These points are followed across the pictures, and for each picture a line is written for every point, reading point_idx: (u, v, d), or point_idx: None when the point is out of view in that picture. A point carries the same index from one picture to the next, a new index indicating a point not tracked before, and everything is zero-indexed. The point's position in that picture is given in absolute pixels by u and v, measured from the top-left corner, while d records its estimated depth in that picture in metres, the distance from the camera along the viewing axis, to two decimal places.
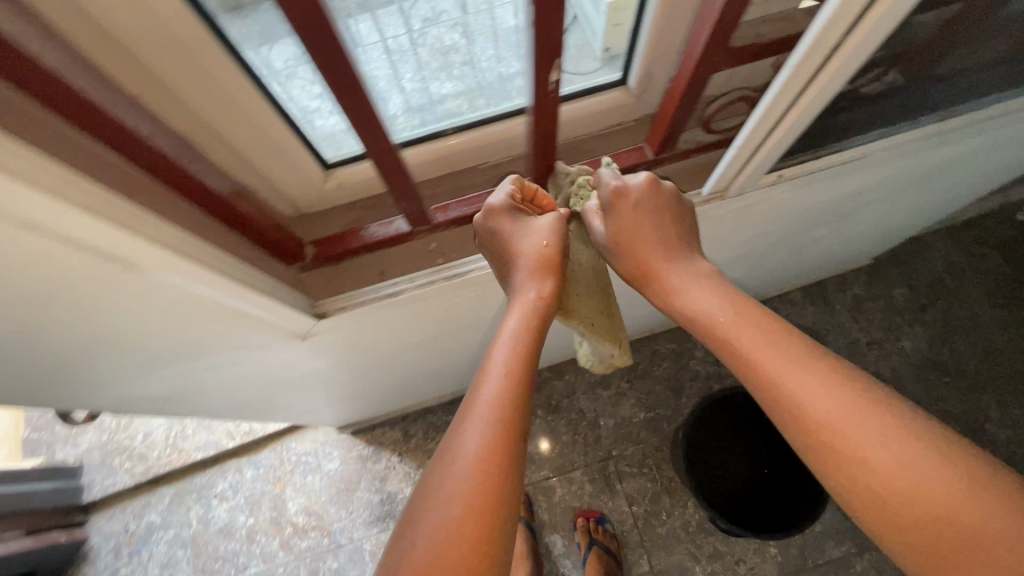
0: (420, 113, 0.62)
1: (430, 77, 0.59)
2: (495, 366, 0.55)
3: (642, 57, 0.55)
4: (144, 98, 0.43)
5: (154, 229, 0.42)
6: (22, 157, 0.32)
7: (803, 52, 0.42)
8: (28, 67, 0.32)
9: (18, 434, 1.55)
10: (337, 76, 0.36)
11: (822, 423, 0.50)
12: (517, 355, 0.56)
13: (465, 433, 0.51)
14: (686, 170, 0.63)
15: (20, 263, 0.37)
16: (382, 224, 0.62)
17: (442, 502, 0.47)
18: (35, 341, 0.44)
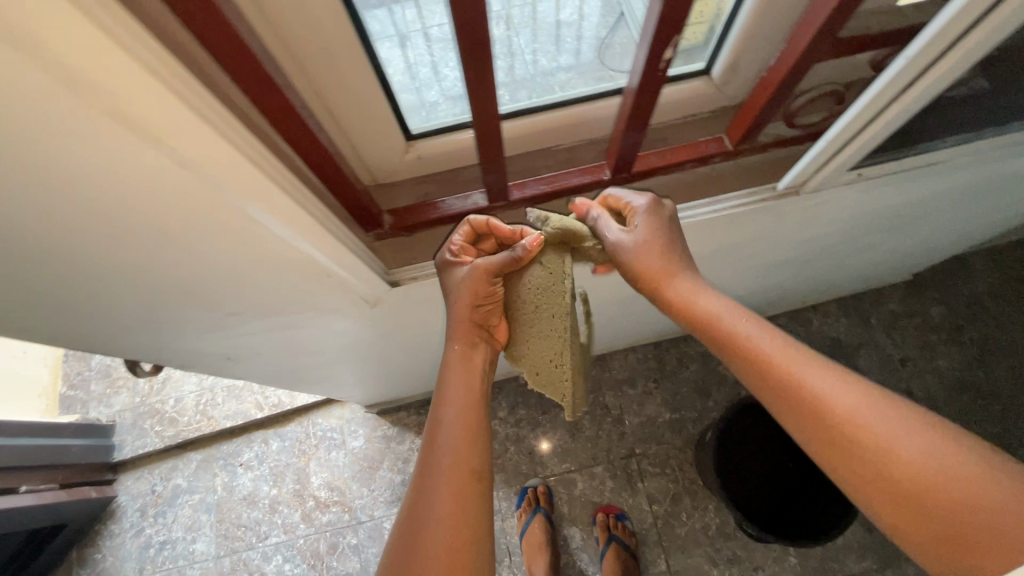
0: (460, 102, 0.61)
1: (471, 66, 0.58)
2: (448, 414, 0.60)
3: (734, 46, 0.55)
4: (288, 59, 0.44)
5: (293, 189, 0.42)
6: (210, 101, 0.32)
7: (916, 45, 0.42)
8: (224, 34, 0.32)
9: (56, 389, 1.59)
10: (473, 43, 0.36)
11: (840, 415, 0.51)
12: (467, 403, 0.62)
13: (437, 476, 0.56)
14: (762, 165, 0.63)
15: (185, 212, 0.37)
16: (459, 198, 0.63)
17: (417, 543, 0.52)
18: (140, 285, 0.45)
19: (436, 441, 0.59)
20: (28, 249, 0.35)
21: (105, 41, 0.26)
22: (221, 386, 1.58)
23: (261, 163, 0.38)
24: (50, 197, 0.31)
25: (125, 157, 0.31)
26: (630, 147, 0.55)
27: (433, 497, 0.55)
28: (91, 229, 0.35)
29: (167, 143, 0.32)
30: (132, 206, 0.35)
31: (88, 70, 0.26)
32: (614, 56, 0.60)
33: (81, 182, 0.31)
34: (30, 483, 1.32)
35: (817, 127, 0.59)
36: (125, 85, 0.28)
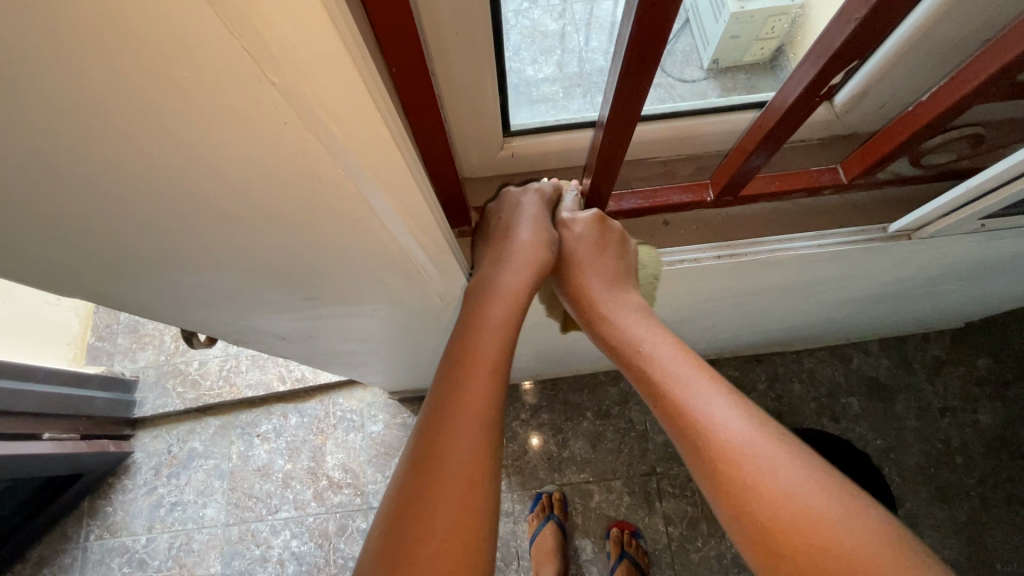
0: (514, 94, 0.57)
1: (529, 59, 0.55)
2: (475, 373, 0.52)
3: (870, 76, 0.52)
4: (428, 37, 0.43)
5: (418, 190, 0.41)
6: (381, 92, 0.31)
7: None
8: (402, 13, 0.31)
9: (84, 339, 1.59)
10: (649, 29, 0.35)
11: (722, 451, 0.47)
12: (492, 364, 0.53)
13: (445, 446, 0.47)
14: (867, 203, 0.61)
15: (301, 205, 0.35)
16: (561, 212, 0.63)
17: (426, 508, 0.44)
18: (234, 261, 0.42)
19: (448, 406, 0.50)
20: (147, 212, 0.33)
21: (319, 13, 0.23)
22: (246, 355, 1.56)
23: (404, 156, 0.36)
24: (190, 164, 0.29)
25: (282, 141, 0.29)
26: (748, 171, 0.53)
27: (441, 468, 0.46)
28: (217, 200, 0.33)
29: (329, 128, 0.29)
30: (262, 187, 0.32)
31: (284, 44, 0.24)
32: (674, 63, 0.59)
33: (227, 155, 0.29)
34: (53, 431, 1.31)
35: (942, 168, 0.57)
36: (313, 63, 0.25)
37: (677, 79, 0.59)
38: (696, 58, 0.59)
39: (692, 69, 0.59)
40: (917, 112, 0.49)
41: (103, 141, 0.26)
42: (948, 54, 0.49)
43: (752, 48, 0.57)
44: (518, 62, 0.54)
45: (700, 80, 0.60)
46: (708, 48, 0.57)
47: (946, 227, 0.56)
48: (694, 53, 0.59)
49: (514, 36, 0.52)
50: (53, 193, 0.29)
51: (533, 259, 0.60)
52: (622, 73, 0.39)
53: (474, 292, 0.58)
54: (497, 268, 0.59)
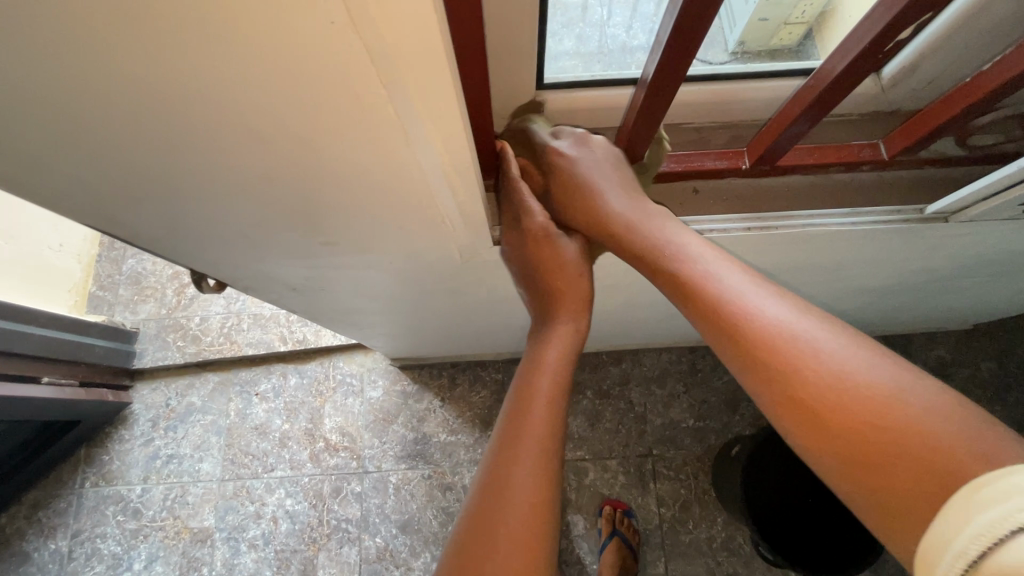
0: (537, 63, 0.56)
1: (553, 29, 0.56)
2: (543, 387, 0.55)
3: (927, 43, 0.50)
4: None
5: (460, 139, 0.38)
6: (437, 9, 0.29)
7: None
8: None
9: (86, 287, 1.57)
10: None
11: (806, 367, 0.45)
12: (558, 379, 0.55)
13: (515, 464, 0.50)
14: (904, 184, 0.59)
15: (337, 129, 0.33)
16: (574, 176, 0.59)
17: (505, 507, 0.48)
18: (255, 192, 0.41)
19: (519, 425, 0.53)
20: (172, 115, 0.31)
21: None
22: (248, 313, 1.55)
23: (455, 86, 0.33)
24: (223, 57, 0.26)
25: (330, 48, 0.26)
26: (787, 139, 0.51)
27: (512, 482, 0.49)
28: (249, 108, 0.31)
29: (380, 39, 0.27)
30: (298, 103, 0.30)
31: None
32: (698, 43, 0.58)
33: (266, 54, 0.27)
34: (52, 376, 1.30)
35: (985, 151, 0.54)
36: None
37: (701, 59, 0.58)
38: (719, 42, 0.59)
39: (715, 50, 0.58)
40: (970, 85, 0.47)
41: (129, 17, 0.24)
42: (1009, 22, 0.47)
43: (777, 32, 0.57)
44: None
45: (723, 60, 0.58)
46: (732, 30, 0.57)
47: (985, 211, 0.55)
48: (717, 35, 0.58)
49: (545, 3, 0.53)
50: (72, 74, 0.27)
51: (574, 292, 0.60)
52: (675, 25, 0.37)
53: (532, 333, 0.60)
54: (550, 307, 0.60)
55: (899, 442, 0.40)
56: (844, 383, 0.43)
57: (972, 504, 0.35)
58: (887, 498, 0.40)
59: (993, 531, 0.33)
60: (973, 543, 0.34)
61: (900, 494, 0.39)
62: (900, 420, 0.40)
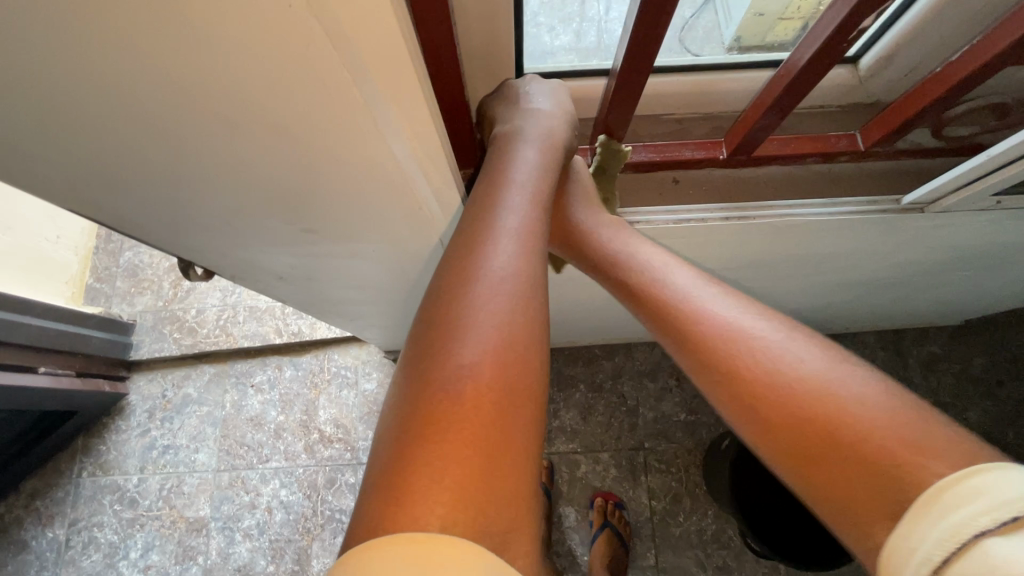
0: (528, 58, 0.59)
1: (547, 28, 0.56)
2: (495, 293, 0.46)
3: (902, 34, 0.51)
4: None
5: (421, 122, 0.40)
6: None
7: None
8: None
9: (83, 279, 1.59)
10: None
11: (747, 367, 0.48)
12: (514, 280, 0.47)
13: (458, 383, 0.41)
14: (880, 176, 0.60)
15: (300, 117, 0.34)
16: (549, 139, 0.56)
17: (451, 435, 0.40)
18: (233, 178, 0.42)
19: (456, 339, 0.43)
20: (143, 103, 0.32)
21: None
22: (244, 306, 1.56)
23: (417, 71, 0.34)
24: (188, 45, 0.28)
25: (287, 32, 0.27)
26: (762, 130, 0.52)
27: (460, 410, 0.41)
28: (217, 96, 0.32)
29: (335, 21, 0.28)
30: (259, 88, 0.31)
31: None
32: (697, 37, 0.58)
33: (227, 41, 0.28)
34: (49, 366, 1.31)
35: (963, 141, 0.55)
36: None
37: (698, 54, 0.58)
38: (716, 36, 0.58)
39: (715, 44, 0.58)
40: (942, 75, 0.48)
41: (94, 4, 0.25)
42: (981, 14, 0.47)
43: (775, 28, 0.55)
44: (536, 27, 0.55)
45: (721, 53, 0.58)
46: (731, 24, 0.56)
47: (960, 202, 0.55)
48: (717, 28, 0.57)
49: (533, 5, 0.53)
50: (44, 62, 0.28)
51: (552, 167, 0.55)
52: (643, 7, 0.37)
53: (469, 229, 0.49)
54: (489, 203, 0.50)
55: (841, 424, 0.44)
56: (788, 373, 0.47)
57: (933, 507, 0.39)
58: (841, 487, 0.43)
59: (956, 537, 0.37)
60: (938, 547, 0.38)
61: (849, 480, 0.43)
62: (839, 399, 0.44)
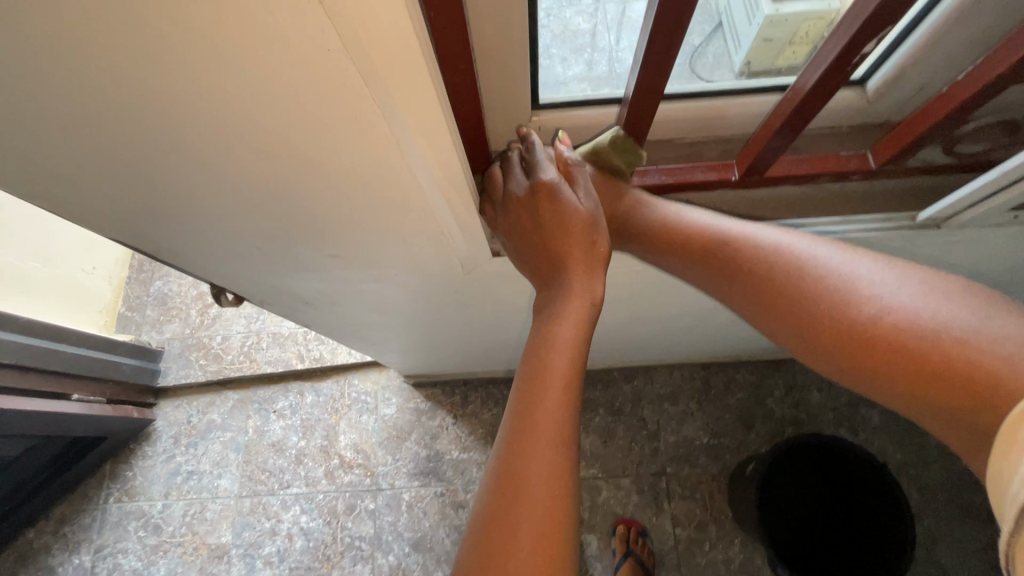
0: (543, 88, 0.60)
1: (559, 57, 0.59)
2: (551, 391, 0.49)
3: (907, 57, 0.52)
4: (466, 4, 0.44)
5: (445, 156, 0.42)
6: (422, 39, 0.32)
7: None
8: None
9: (115, 308, 1.65)
10: None
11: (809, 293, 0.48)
12: (566, 372, 0.50)
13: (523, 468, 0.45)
14: (893, 193, 0.61)
15: (334, 148, 0.37)
16: (581, 250, 0.54)
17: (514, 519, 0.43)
18: (267, 208, 0.45)
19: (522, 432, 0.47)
20: (193, 135, 0.34)
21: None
22: (268, 332, 1.60)
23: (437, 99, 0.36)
24: (232, 75, 0.30)
25: (323, 68, 0.30)
26: (773, 151, 0.53)
27: (520, 498, 0.44)
28: (258, 131, 0.34)
29: (368, 60, 0.30)
30: (297, 121, 0.34)
31: None
32: (705, 66, 0.61)
33: (267, 81, 0.30)
34: (82, 393, 1.36)
35: (974, 158, 0.56)
36: None
37: (708, 79, 0.60)
38: (726, 63, 0.61)
39: (723, 70, 0.60)
40: (948, 94, 0.49)
41: (153, 51, 0.27)
42: (983, 36, 0.49)
43: (784, 51, 0.58)
44: (549, 58, 0.58)
45: (730, 77, 0.60)
46: (739, 51, 0.59)
47: (975, 217, 0.56)
48: (723, 57, 0.61)
49: (548, 34, 0.57)
50: (102, 92, 0.30)
51: (585, 289, 0.54)
52: (652, 34, 0.40)
53: (514, 427, 0.48)
54: (537, 396, 0.49)
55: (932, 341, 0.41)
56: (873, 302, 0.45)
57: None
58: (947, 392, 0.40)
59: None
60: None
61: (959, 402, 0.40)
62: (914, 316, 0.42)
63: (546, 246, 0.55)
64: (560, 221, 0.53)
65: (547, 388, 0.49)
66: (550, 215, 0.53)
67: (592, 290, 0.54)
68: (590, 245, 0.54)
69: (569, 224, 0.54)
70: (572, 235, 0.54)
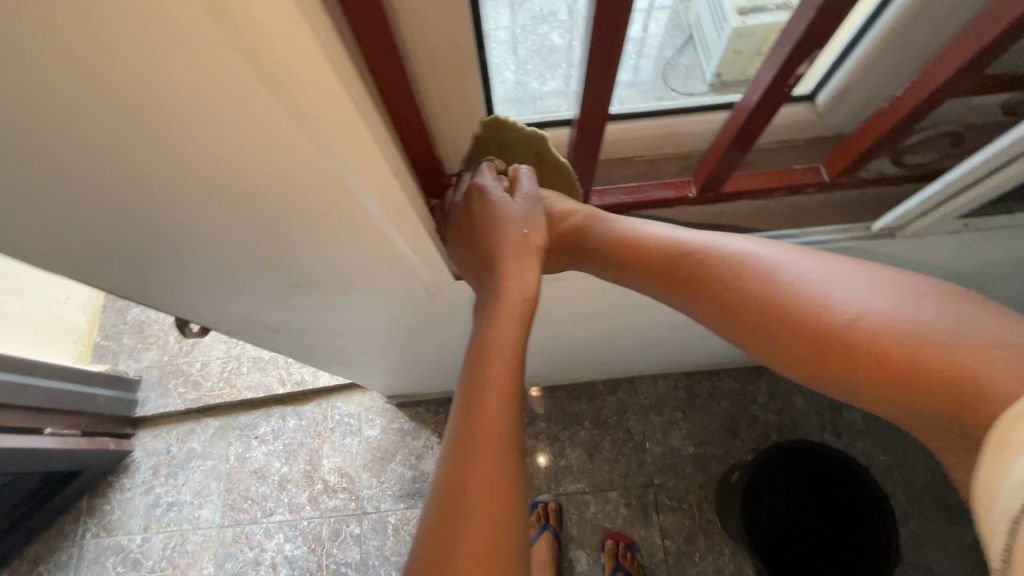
0: (518, 105, 0.61)
1: (534, 72, 0.59)
2: (493, 392, 0.47)
3: (850, 73, 0.53)
4: (410, 33, 0.44)
5: (388, 188, 0.42)
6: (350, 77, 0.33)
7: None
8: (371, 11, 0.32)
9: (90, 338, 1.62)
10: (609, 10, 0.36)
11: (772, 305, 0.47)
12: (511, 372, 0.49)
13: (467, 474, 0.44)
14: (849, 204, 0.62)
15: (272, 185, 0.37)
16: (512, 248, 0.54)
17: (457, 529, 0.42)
18: (217, 244, 0.44)
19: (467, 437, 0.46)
20: (126, 180, 0.34)
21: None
22: (247, 357, 1.58)
23: (371, 130, 0.37)
24: (155, 124, 0.29)
25: (250, 110, 0.30)
26: (726, 167, 0.54)
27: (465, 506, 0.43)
28: (191, 173, 0.34)
29: (296, 100, 0.30)
30: (229, 162, 0.34)
31: (244, 8, 0.25)
32: (677, 77, 0.61)
33: (193, 127, 0.30)
34: (56, 427, 1.33)
35: (926, 167, 0.57)
36: (275, 34, 0.26)
37: (681, 91, 0.61)
38: (699, 73, 0.61)
39: (695, 82, 0.61)
40: (891, 108, 0.51)
41: (70, 104, 0.27)
42: (920, 52, 0.50)
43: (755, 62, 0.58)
44: (525, 74, 0.58)
45: (701, 90, 0.61)
46: (709, 63, 0.59)
47: (927, 226, 0.57)
48: (697, 67, 0.61)
49: (522, 51, 0.57)
50: (26, 151, 0.29)
51: (520, 289, 0.53)
52: (592, 57, 0.40)
53: (459, 431, 0.47)
54: (479, 398, 0.47)
55: (894, 346, 0.41)
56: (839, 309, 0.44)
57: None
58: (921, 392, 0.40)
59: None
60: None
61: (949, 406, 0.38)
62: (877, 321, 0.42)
63: (482, 247, 0.55)
64: (492, 221, 0.54)
65: (490, 388, 0.47)
66: (483, 217, 0.54)
67: (525, 285, 0.54)
68: (523, 244, 0.55)
69: (501, 225, 0.54)
70: (502, 236, 0.54)
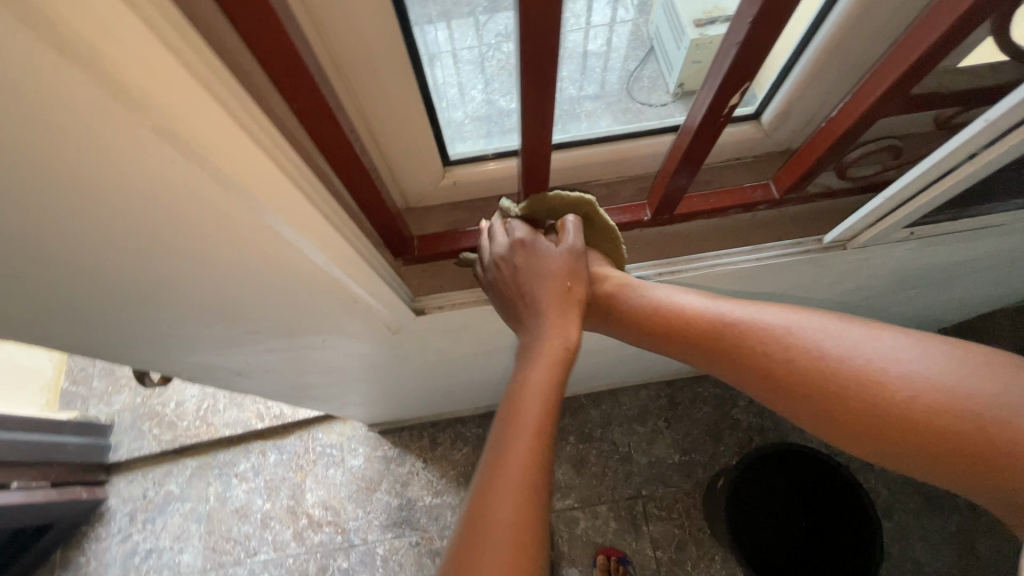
0: (487, 122, 0.60)
1: (498, 90, 0.58)
2: (524, 432, 0.46)
3: (789, 93, 0.55)
4: (348, 75, 0.44)
5: (328, 237, 0.42)
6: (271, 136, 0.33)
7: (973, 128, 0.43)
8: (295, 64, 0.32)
9: (58, 384, 1.57)
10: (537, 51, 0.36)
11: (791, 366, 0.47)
12: (543, 414, 0.47)
13: (493, 515, 0.41)
14: (801, 217, 0.63)
15: (206, 247, 0.36)
16: (552, 298, 0.53)
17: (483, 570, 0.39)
18: (162, 302, 0.43)
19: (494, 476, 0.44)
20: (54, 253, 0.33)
21: (160, 48, 0.24)
22: (223, 393, 1.55)
23: (298, 183, 0.36)
24: (67, 207, 0.29)
25: (167, 180, 0.29)
26: (676, 190, 0.55)
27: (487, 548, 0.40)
28: (117, 247, 0.33)
29: (216, 165, 0.30)
30: (156, 232, 0.33)
31: (144, 86, 0.24)
32: (642, 87, 0.62)
33: (110, 206, 0.29)
34: (24, 480, 1.28)
35: (868, 180, 0.60)
36: (181, 106, 0.26)
37: (643, 104, 0.61)
38: (662, 83, 0.61)
39: (658, 93, 0.61)
40: (829, 126, 0.52)
41: None
42: (852, 70, 0.52)
43: None
44: (489, 92, 0.58)
45: (661, 102, 0.61)
46: (671, 74, 0.59)
47: (875, 236, 0.58)
48: (661, 78, 0.61)
49: (489, 68, 0.55)
50: None
51: (550, 351, 0.51)
52: (527, 94, 0.41)
53: (484, 472, 0.45)
54: (511, 437, 0.46)
55: (921, 409, 0.42)
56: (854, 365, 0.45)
57: None
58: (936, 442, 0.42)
59: None
60: None
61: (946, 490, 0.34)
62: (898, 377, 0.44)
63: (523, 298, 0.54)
64: (534, 271, 0.54)
65: (522, 426, 0.46)
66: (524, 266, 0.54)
67: (568, 335, 0.52)
68: (564, 294, 0.54)
69: (543, 274, 0.53)
70: (544, 287, 0.53)
